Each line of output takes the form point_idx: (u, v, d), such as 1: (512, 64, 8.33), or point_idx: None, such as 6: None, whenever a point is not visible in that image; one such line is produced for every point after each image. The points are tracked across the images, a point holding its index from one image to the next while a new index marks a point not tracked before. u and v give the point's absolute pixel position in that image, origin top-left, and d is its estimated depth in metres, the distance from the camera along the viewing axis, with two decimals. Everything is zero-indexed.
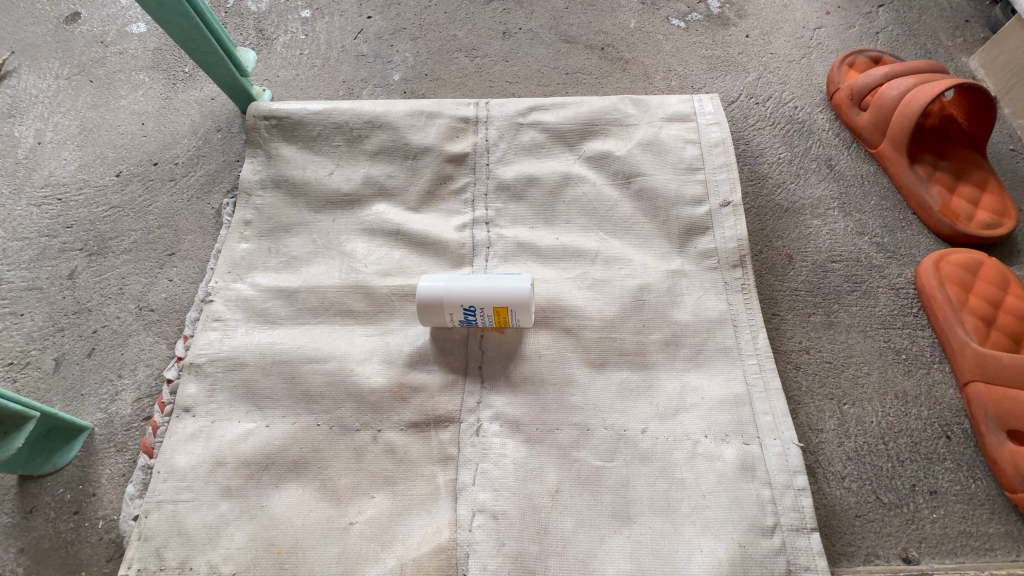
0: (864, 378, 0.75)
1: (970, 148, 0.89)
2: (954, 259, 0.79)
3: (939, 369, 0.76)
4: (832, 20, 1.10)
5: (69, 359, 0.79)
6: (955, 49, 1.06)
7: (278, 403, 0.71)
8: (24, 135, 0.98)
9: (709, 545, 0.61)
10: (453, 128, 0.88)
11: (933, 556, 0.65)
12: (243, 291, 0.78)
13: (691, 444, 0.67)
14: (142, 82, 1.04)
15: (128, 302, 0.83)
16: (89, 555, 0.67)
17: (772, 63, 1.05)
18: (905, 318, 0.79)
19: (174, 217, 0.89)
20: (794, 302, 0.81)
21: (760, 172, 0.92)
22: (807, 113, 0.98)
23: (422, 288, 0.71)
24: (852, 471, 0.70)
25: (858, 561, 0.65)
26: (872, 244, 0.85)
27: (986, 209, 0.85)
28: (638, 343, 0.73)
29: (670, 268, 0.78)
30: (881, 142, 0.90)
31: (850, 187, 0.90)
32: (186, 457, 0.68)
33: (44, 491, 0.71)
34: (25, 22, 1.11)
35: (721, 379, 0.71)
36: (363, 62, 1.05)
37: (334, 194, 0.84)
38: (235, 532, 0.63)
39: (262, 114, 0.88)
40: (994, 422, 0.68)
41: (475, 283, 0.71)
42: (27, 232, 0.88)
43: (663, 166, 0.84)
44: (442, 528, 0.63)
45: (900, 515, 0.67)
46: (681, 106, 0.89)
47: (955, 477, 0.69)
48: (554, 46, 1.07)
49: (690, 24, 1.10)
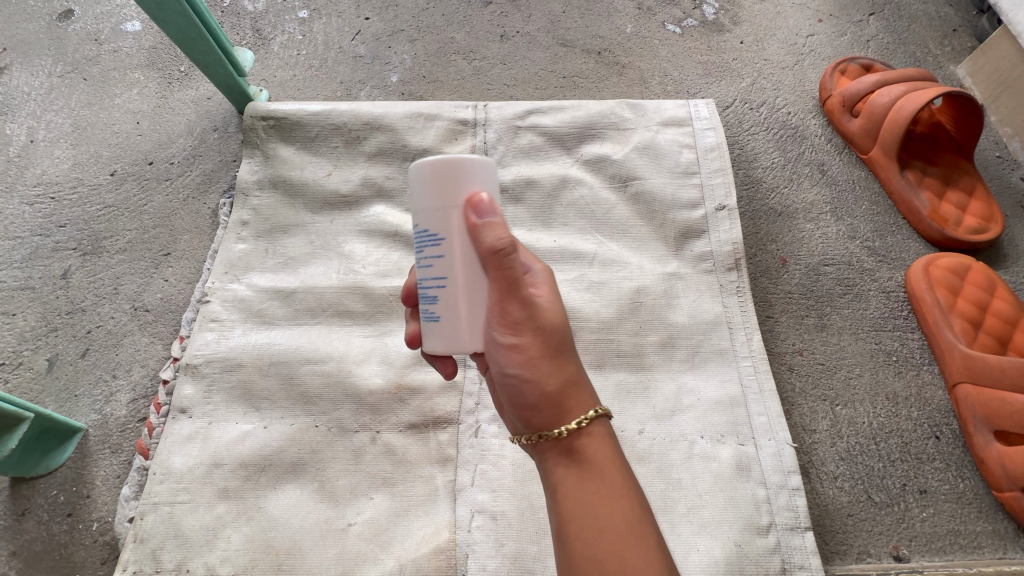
0: (855, 380, 0.77)
1: (958, 155, 0.92)
2: (942, 263, 0.81)
3: (928, 370, 0.77)
4: (824, 27, 1.12)
5: (62, 360, 0.78)
6: (943, 58, 1.09)
7: (275, 405, 0.70)
8: (15, 133, 0.96)
9: (705, 545, 0.62)
10: (451, 131, 0.89)
11: (923, 554, 0.66)
12: (239, 292, 0.78)
13: (688, 445, 0.68)
14: (137, 81, 1.03)
15: (123, 303, 0.82)
16: (83, 558, 0.67)
17: (765, 69, 1.06)
18: (896, 320, 0.81)
19: (169, 216, 0.89)
20: (788, 305, 0.82)
21: (755, 176, 0.93)
22: (800, 119, 1.00)
23: (447, 155, 0.43)
24: (843, 471, 0.71)
25: (850, 560, 0.66)
26: (863, 248, 0.87)
27: (973, 214, 0.87)
28: (635, 345, 0.74)
29: (667, 271, 0.79)
30: (872, 147, 0.92)
31: (842, 192, 0.92)
32: (182, 459, 0.67)
33: (37, 493, 0.70)
34: (16, 19, 1.10)
35: (717, 380, 0.72)
36: (360, 63, 1.05)
37: (333, 196, 0.84)
38: (232, 534, 0.63)
39: (259, 115, 0.87)
40: (981, 423, 0.69)
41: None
42: (18, 231, 0.87)
43: (660, 170, 0.85)
44: (441, 529, 0.64)
45: (891, 514, 0.68)
46: (677, 110, 0.90)
47: (944, 477, 0.70)
48: (551, 49, 1.08)
49: (685, 30, 1.11)
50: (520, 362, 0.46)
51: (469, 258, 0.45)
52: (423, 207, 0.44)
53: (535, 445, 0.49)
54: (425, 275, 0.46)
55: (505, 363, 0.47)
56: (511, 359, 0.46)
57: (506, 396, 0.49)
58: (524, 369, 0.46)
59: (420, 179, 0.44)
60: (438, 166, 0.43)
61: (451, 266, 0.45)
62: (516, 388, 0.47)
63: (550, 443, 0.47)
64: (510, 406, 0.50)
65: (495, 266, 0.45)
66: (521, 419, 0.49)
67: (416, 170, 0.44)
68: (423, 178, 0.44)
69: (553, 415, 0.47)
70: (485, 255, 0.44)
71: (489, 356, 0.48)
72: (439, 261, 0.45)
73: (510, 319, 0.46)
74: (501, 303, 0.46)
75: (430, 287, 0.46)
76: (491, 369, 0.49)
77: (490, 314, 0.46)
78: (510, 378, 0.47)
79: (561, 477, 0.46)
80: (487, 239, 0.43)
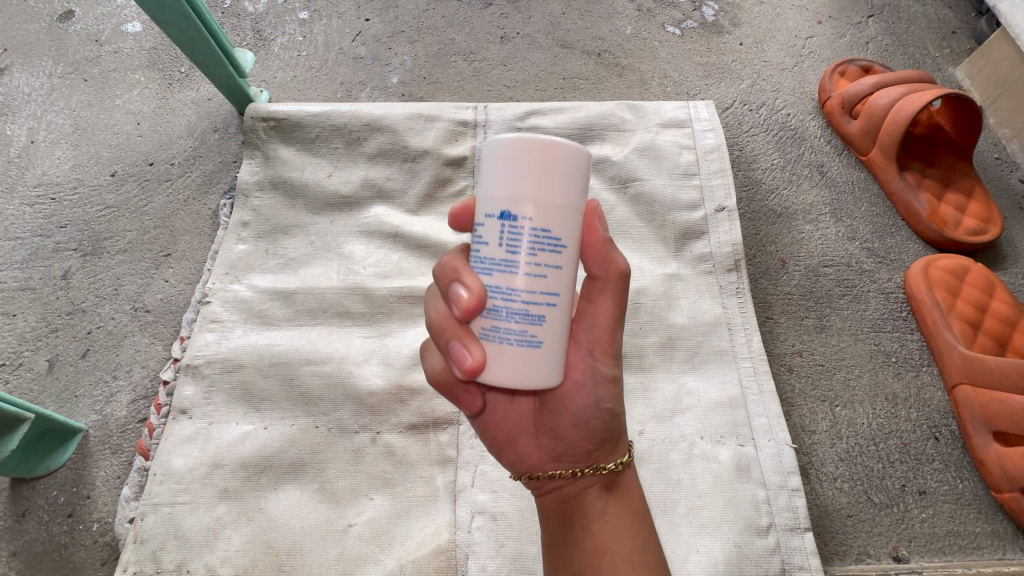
0: (855, 381, 0.77)
1: (957, 156, 0.92)
2: (941, 264, 0.81)
3: (927, 370, 0.78)
4: (824, 29, 1.12)
5: (63, 360, 0.78)
6: (942, 60, 1.09)
7: (276, 405, 0.71)
8: (16, 134, 0.97)
9: (704, 546, 0.62)
10: (451, 132, 0.89)
11: (923, 555, 0.66)
12: (240, 293, 0.78)
13: (688, 446, 0.68)
14: (138, 82, 1.03)
15: (123, 303, 0.82)
16: (83, 559, 0.67)
17: (765, 70, 1.07)
18: (895, 321, 0.81)
19: (170, 217, 0.89)
20: (788, 305, 0.82)
21: (754, 177, 0.94)
22: (800, 121, 1.00)
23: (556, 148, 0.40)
24: (843, 472, 0.71)
25: (850, 560, 0.66)
26: (863, 249, 0.87)
27: (972, 216, 0.87)
28: (635, 346, 0.74)
29: (667, 272, 0.79)
30: (871, 149, 0.92)
31: (841, 193, 0.92)
32: (182, 460, 0.67)
33: (37, 494, 0.70)
34: (17, 20, 1.10)
35: (717, 381, 0.72)
36: (360, 64, 1.05)
37: (333, 197, 0.85)
38: (233, 535, 0.63)
39: (260, 116, 0.88)
40: (980, 424, 0.69)
41: (485, 179, 0.43)
42: (19, 232, 0.87)
43: (660, 171, 0.86)
44: (441, 530, 0.64)
45: (891, 515, 0.69)
46: (677, 112, 0.90)
47: (943, 478, 0.71)
48: (551, 51, 1.08)
49: (685, 31, 1.12)
50: (611, 396, 0.49)
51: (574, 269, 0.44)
52: (552, 202, 0.41)
53: (579, 478, 0.50)
54: (533, 285, 0.41)
55: (599, 397, 0.48)
56: (607, 393, 0.48)
57: (581, 427, 0.49)
58: (615, 403, 0.49)
59: (549, 167, 0.41)
60: (568, 158, 0.41)
61: (564, 277, 0.42)
62: (600, 422, 0.49)
63: (597, 477, 0.50)
64: (573, 437, 0.49)
65: (614, 292, 0.47)
66: (580, 450, 0.50)
67: (539, 155, 0.40)
68: (553, 167, 0.41)
69: (613, 447, 0.51)
70: (608, 276, 0.46)
71: (584, 387, 0.48)
72: (556, 268, 0.41)
73: (613, 351, 0.48)
74: (610, 333, 0.48)
75: (540, 301, 0.41)
76: (575, 400, 0.48)
77: (593, 342, 0.48)
78: (600, 410, 0.48)
79: (602, 508, 0.50)
80: (618, 261, 0.46)
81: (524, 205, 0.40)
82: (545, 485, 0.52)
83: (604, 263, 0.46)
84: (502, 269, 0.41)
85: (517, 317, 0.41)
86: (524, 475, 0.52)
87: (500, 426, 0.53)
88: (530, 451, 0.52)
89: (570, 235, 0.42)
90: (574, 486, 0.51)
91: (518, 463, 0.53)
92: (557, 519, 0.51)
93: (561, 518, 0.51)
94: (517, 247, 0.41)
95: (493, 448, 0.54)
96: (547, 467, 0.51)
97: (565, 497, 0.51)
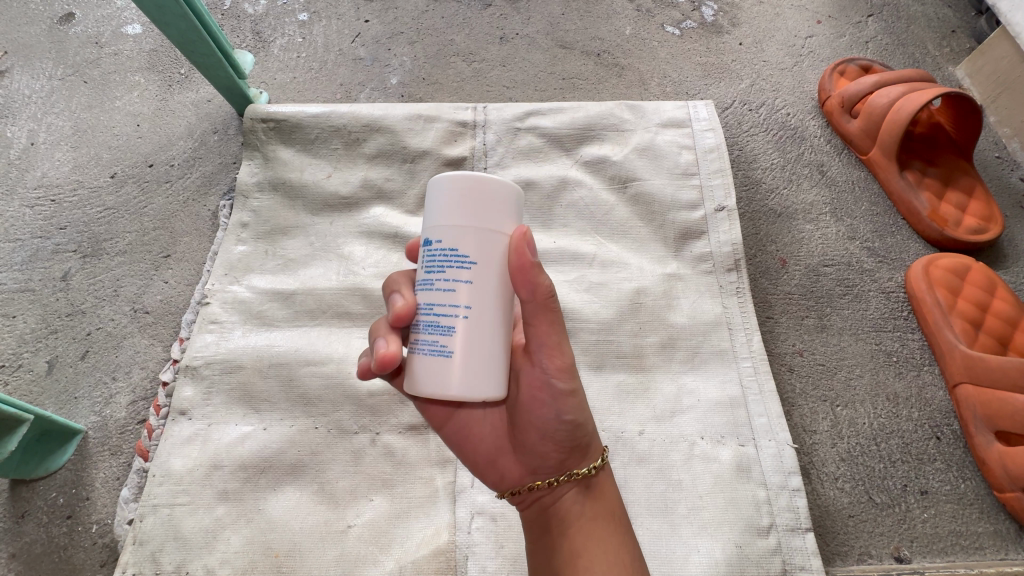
0: (856, 380, 0.77)
1: (958, 155, 0.92)
2: (943, 263, 0.81)
3: (929, 370, 0.77)
4: (823, 29, 1.12)
5: (62, 362, 0.78)
6: (942, 59, 1.09)
7: (275, 406, 0.70)
8: (16, 136, 0.97)
9: (705, 546, 0.62)
10: (450, 132, 0.89)
11: (925, 555, 0.66)
12: (239, 294, 0.78)
13: (688, 446, 0.68)
14: (138, 83, 1.04)
15: (123, 305, 0.82)
16: (83, 560, 0.66)
17: (764, 70, 1.07)
18: (896, 321, 0.81)
19: (170, 218, 0.89)
20: (788, 305, 0.82)
21: (754, 177, 0.93)
22: (800, 120, 1.00)
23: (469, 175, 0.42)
24: (844, 471, 0.71)
25: (851, 561, 0.66)
26: (863, 249, 0.87)
27: (973, 215, 0.87)
28: (634, 345, 0.74)
29: (666, 272, 0.79)
30: (871, 148, 0.92)
31: (841, 193, 0.92)
32: (182, 461, 0.67)
33: (37, 495, 0.70)
34: (17, 22, 1.10)
35: (718, 381, 0.72)
36: (360, 65, 1.06)
37: (332, 197, 0.84)
38: (232, 536, 0.63)
39: (260, 117, 0.88)
40: (982, 424, 0.69)
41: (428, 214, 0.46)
42: (18, 234, 0.87)
43: (659, 171, 0.86)
44: (440, 531, 0.64)
45: (892, 515, 0.68)
46: (677, 111, 0.90)
47: (945, 477, 0.70)
48: (551, 51, 1.08)
49: (684, 31, 1.12)
50: (574, 407, 0.49)
51: (502, 293, 0.43)
52: (462, 226, 0.41)
53: (556, 488, 0.50)
54: (442, 298, 0.42)
55: (561, 410, 0.48)
56: (569, 404, 0.48)
57: (549, 440, 0.49)
58: (579, 413, 0.49)
59: (482, 197, 0.42)
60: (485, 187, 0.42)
61: (478, 293, 0.42)
62: (566, 432, 0.49)
63: (573, 483, 0.50)
64: (545, 450, 0.49)
65: (546, 311, 0.46)
66: (554, 461, 0.50)
67: (470, 186, 0.42)
68: (485, 196, 0.42)
69: (584, 452, 0.51)
70: (538, 298, 0.45)
71: (544, 403, 0.48)
72: (466, 285, 0.41)
73: (567, 365, 0.48)
74: (559, 347, 0.48)
75: (448, 312, 0.42)
76: (540, 417, 0.48)
77: (547, 360, 0.48)
78: (564, 423, 0.48)
79: (580, 512, 0.50)
80: (543, 282, 0.44)
81: (439, 229, 0.42)
82: (526, 497, 0.52)
83: (531, 287, 0.44)
84: (424, 286, 0.43)
85: (431, 328, 0.42)
86: (507, 493, 0.52)
87: (476, 450, 0.52)
88: (510, 469, 0.51)
89: (484, 254, 0.42)
90: (551, 495, 0.51)
91: (501, 482, 0.52)
92: (539, 528, 0.51)
93: (542, 526, 0.51)
94: (430, 264, 0.43)
95: (476, 471, 0.53)
96: (527, 481, 0.51)
97: (544, 506, 0.51)
